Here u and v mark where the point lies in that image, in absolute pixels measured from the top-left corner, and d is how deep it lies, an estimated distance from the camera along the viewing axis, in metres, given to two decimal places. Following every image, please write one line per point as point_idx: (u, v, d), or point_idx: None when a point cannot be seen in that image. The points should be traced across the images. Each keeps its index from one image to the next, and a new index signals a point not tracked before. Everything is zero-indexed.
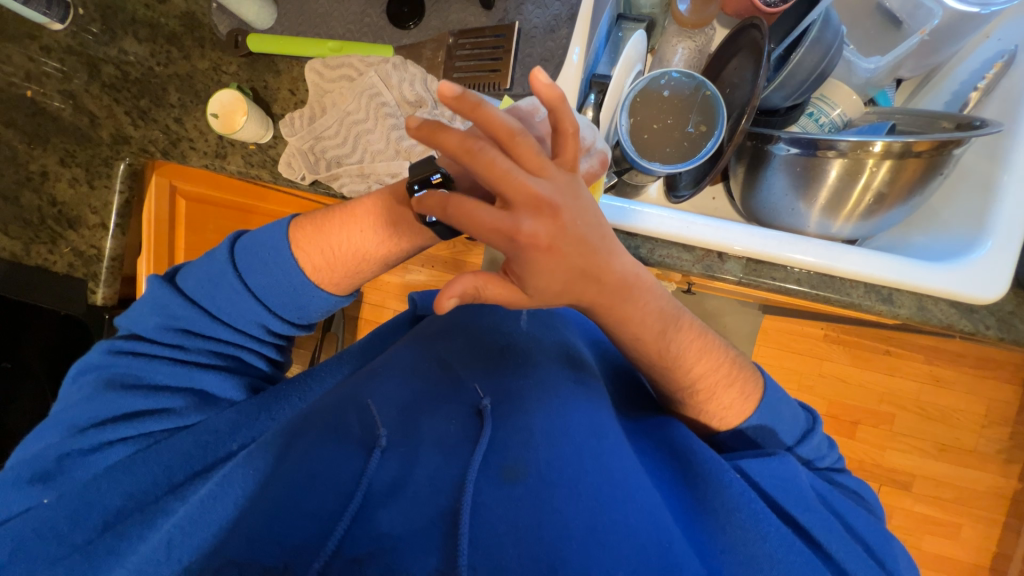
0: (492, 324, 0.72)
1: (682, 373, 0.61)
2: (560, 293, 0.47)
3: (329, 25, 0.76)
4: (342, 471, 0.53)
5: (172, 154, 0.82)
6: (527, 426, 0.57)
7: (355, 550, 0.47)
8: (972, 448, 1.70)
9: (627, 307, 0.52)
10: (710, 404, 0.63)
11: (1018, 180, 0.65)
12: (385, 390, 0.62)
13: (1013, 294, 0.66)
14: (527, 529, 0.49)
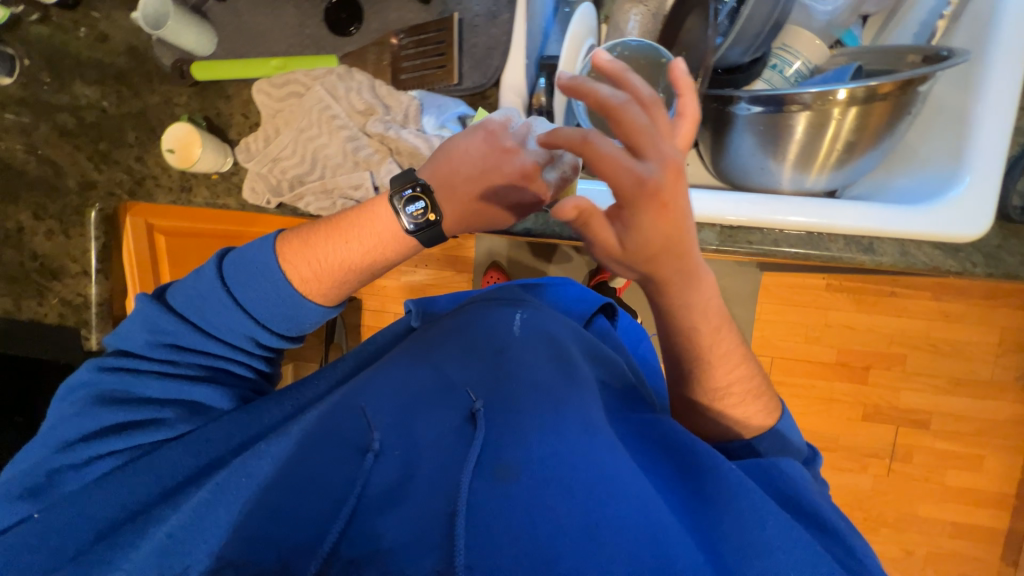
0: (479, 327, 0.72)
1: (720, 372, 0.60)
2: (638, 257, 0.47)
3: (271, 41, 0.75)
4: (338, 484, 0.54)
5: (138, 195, 0.82)
6: (522, 425, 0.57)
7: (351, 551, 0.47)
8: (987, 380, 1.68)
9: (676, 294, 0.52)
10: (736, 411, 0.63)
11: (994, 110, 0.61)
12: (380, 394, 0.62)
13: (998, 227, 0.63)
14: (519, 522, 0.49)
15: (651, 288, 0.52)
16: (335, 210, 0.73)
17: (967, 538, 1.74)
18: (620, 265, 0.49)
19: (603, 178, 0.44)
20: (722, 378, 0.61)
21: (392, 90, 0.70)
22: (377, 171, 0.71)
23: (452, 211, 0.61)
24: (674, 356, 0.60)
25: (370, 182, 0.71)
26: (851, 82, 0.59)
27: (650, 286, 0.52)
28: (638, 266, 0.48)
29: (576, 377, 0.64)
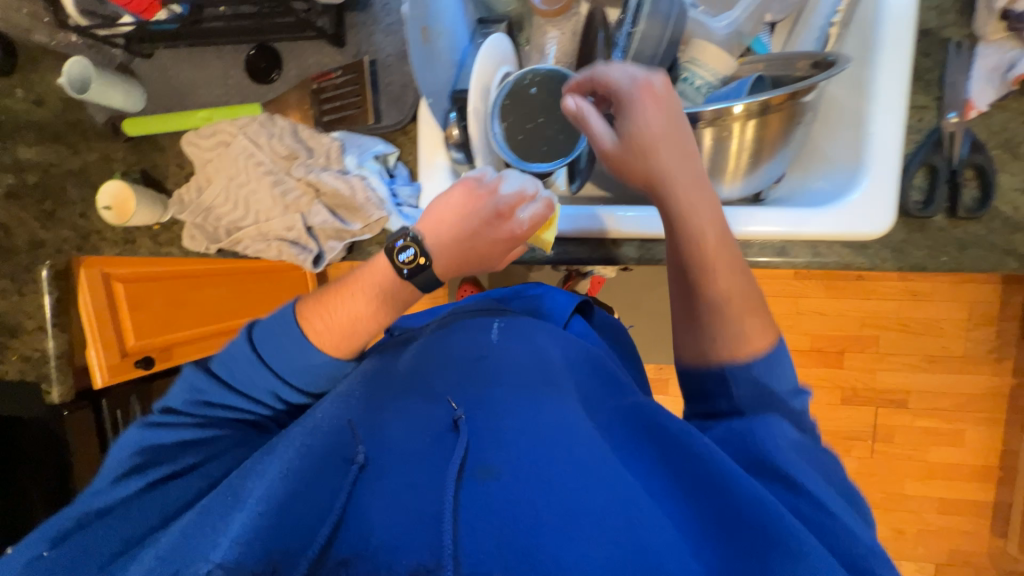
0: (461, 334, 0.65)
1: (699, 202, 0.57)
2: (634, 145, 0.57)
3: (198, 94, 0.77)
4: (319, 497, 0.46)
5: (84, 249, 0.84)
6: (508, 428, 0.51)
7: (345, 551, 0.42)
8: (960, 354, 1.68)
9: (664, 138, 0.56)
10: (735, 350, 0.56)
11: (886, 110, 0.63)
12: (364, 401, 0.55)
13: (901, 222, 0.65)
14: (514, 525, 0.43)
15: (659, 190, 0.58)
16: (271, 251, 0.75)
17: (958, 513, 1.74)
18: (616, 149, 0.58)
19: (608, 77, 0.57)
20: (712, 235, 0.57)
21: (314, 133, 0.72)
22: (307, 213, 0.73)
23: (444, 252, 0.61)
24: (681, 274, 0.59)
25: (301, 224, 0.73)
26: (746, 98, 0.60)
27: (650, 149, 0.57)
28: (636, 153, 0.57)
29: (561, 375, 0.58)
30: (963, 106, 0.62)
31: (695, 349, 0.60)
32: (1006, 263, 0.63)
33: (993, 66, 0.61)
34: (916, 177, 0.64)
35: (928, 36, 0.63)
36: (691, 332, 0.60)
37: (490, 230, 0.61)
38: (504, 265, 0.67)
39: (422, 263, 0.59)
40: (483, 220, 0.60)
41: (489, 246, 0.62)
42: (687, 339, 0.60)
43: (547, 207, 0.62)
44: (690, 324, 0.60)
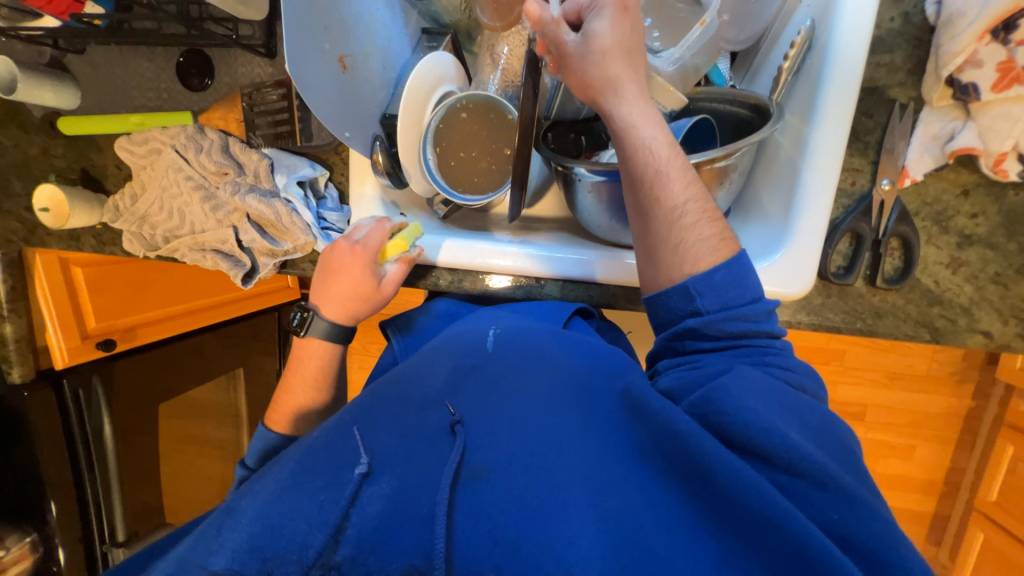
0: (459, 337, 0.64)
1: (658, 141, 0.54)
2: (583, 51, 0.55)
3: (131, 97, 0.75)
4: (322, 502, 0.46)
5: (32, 243, 0.86)
6: (505, 435, 0.50)
7: (341, 553, 0.44)
8: (923, 373, 1.63)
9: (613, 65, 0.55)
10: (685, 242, 0.53)
11: (818, 170, 0.61)
12: (368, 411, 0.54)
13: (820, 285, 0.65)
14: (510, 522, 0.44)
15: (609, 106, 0.55)
16: (207, 262, 0.75)
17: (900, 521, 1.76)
18: (573, 74, 0.57)
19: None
20: (666, 154, 0.54)
21: (245, 148, 0.71)
22: (241, 227, 0.73)
23: (322, 299, 0.68)
24: (632, 187, 0.55)
25: (235, 238, 0.73)
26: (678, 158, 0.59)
27: (605, 84, 0.55)
28: (586, 63, 0.55)
29: (553, 377, 0.56)
30: (897, 174, 0.59)
31: (644, 213, 0.55)
32: (920, 333, 0.63)
33: (934, 134, 0.58)
34: (840, 242, 0.63)
35: (875, 93, 0.60)
36: (640, 215, 0.55)
37: (336, 254, 0.67)
38: (388, 290, 0.68)
39: (309, 315, 0.69)
40: (333, 252, 0.67)
41: (348, 268, 0.66)
42: (639, 227, 0.56)
43: (383, 222, 0.68)
44: (638, 207, 0.55)
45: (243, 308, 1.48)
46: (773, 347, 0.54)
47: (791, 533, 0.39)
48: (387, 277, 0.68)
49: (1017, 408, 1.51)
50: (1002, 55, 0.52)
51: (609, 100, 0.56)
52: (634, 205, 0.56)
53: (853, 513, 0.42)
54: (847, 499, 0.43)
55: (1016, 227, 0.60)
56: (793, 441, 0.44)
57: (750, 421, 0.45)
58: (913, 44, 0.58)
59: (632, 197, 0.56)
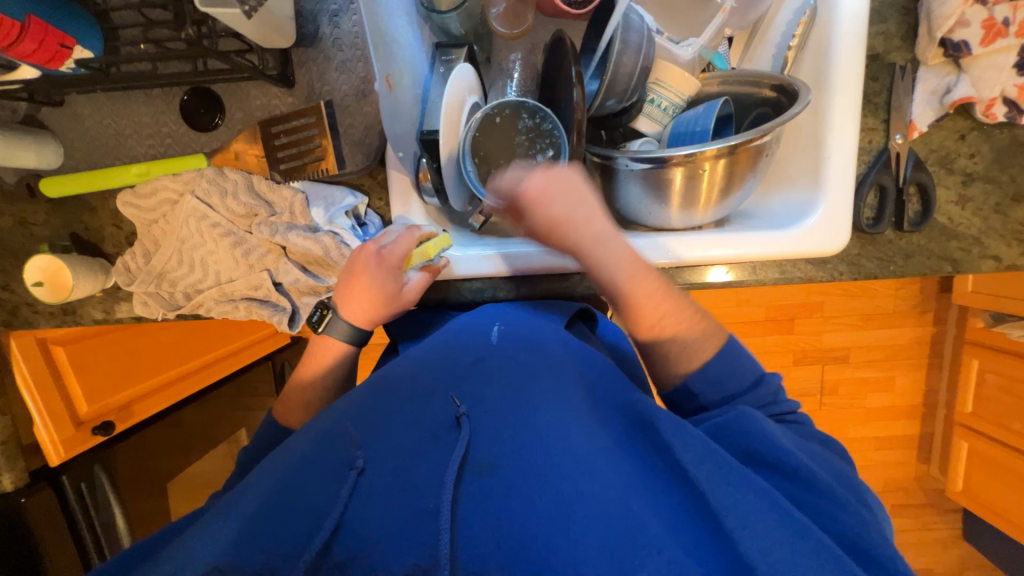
0: (461, 334, 0.60)
1: (634, 266, 0.57)
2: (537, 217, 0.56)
3: (127, 146, 0.69)
4: (318, 499, 0.44)
5: (15, 325, 0.75)
6: (519, 432, 0.47)
7: (343, 552, 0.41)
8: (891, 311, 1.79)
9: (583, 219, 0.56)
10: (670, 345, 0.58)
11: (839, 135, 0.66)
12: (373, 408, 0.50)
13: (855, 238, 0.70)
14: (515, 520, 0.42)
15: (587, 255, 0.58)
16: (240, 313, 0.69)
17: (892, 447, 1.91)
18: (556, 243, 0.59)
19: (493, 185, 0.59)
20: (642, 280, 0.57)
21: (272, 185, 0.67)
22: (276, 269, 0.68)
23: (341, 297, 0.63)
24: (621, 313, 0.60)
25: (272, 281, 0.68)
26: (716, 141, 0.61)
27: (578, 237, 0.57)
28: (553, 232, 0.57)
29: (564, 367, 0.54)
30: (907, 128, 0.66)
31: (640, 336, 0.60)
32: (943, 267, 0.71)
33: (932, 89, 0.66)
34: (867, 196, 0.69)
35: (876, 60, 0.67)
36: (638, 336, 0.60)
37: (363, 257, 0.62)
38: (409, 302, 0.64)
39: (329, 313, 0.65)
40: (357, 253, 0.62)
41: (370, 272, 0.62)
42: (639, 342, 0.61)
43: (412, 229, 0.64)
44: (634, 330, 0.60)
45: (238, 361, 1.32)
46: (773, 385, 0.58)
47: (786, 526, 0.41)
48: (409, 285, 0.64)
49: (975, 326, 1.66)
50: (983, 14, 0.61)
51: (580, 247, 0.57)
52: (631, 327, 0.61)
53: (830, 516, 0.45)
54: (829, 500, 0.45)
55: (1007, 160, 0.68)
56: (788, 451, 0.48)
57: (752, 433, 0.49)
58: (902, 13, 0.66)
59: (627, 321, 0.60)
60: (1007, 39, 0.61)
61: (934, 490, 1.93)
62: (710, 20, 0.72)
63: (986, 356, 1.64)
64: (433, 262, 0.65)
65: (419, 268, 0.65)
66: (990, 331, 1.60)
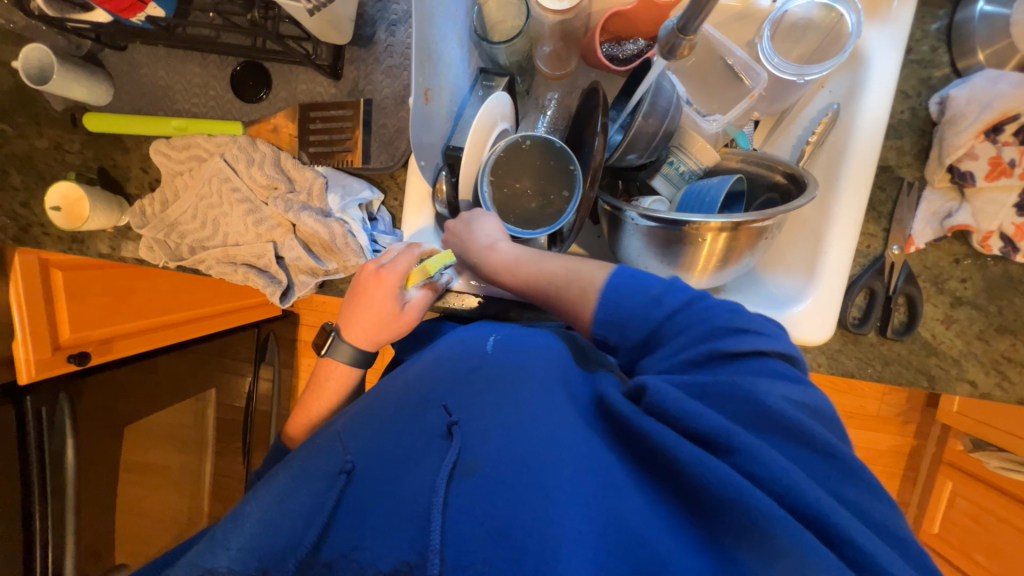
0: (455, 347, 0.59)
1: (540, 261, 0.63)
2: (461, 248, 0.67)
3: (173, 100, 0.73)
4: (308, 506, 0.43)
5: (23, 241, 0.78)
6: (502, 432, 0.44)
7: (332, 552, 0.40)
8: (874, 414, 1.72)
9: (483, 230, 0.66)
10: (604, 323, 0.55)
11: (839, 232, 0.68)
12: (362, 423, 0.50)
13: (839, 334, 0.72)
14: (502, 518, 0.38)
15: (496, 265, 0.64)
16: (236, 277, 0.71)
17: None
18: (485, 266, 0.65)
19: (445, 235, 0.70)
20: (550, 270, 0.61)
21: (297, 164, 0.70)
22: (281, 243, 0.70)
23: (346, 320, 0.66)
24: (554, 296, 0.60)
25: (274, 254, 0.70)
26: (721, 215, 0.63)
27: (486, 248, 0.64)
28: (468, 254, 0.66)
29: (550, 373, 0.53)
30: (905, 241, 0.69)
31: (575, 322, 0.59)
32: (920, 380, 0.72)
33: (935, 210, 0.69)
34: (857, 297, 0.71)
35: (887, 171, 0.71)
36: (573, 320, 0.59)
37: (362, 280, 0.65)
38: (410, 319, 0.66)
39: (337, 336, 0.68)
40: (359, 275, 0.65)
41: (371, 292, 0.64)
42: (577, 324, 0.58)
43: (413, 247, 0.65)
44: (568, 315, 0.59)
45: (227, 322, 1.33)
46: (687, 314, 0.49)
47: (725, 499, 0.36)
48: (409, 303, 0.66)
49: (954, 447, 1.60)
50: (992, 151, 0.64)
51: (482, 259, 0.65)
52: (568, 314, 0.59)
53: (778, 489, 0.37)
54: (770, 467, 0.38)
55: (996, 292, 0.70)
56: (697, 415, 0.41)
57: (678, 403, 0.42)
58: (918, 134, 0.70)
59: (564, 310, 0.59)
60: (1010, 179, 0.64)
61: None
62: (737, 102, 0.75)
63: (961, 479, 1.58)
64: (432, 280, 0.67)
65: (419, 286, 0.67)
66: (968, 456, 1.55)
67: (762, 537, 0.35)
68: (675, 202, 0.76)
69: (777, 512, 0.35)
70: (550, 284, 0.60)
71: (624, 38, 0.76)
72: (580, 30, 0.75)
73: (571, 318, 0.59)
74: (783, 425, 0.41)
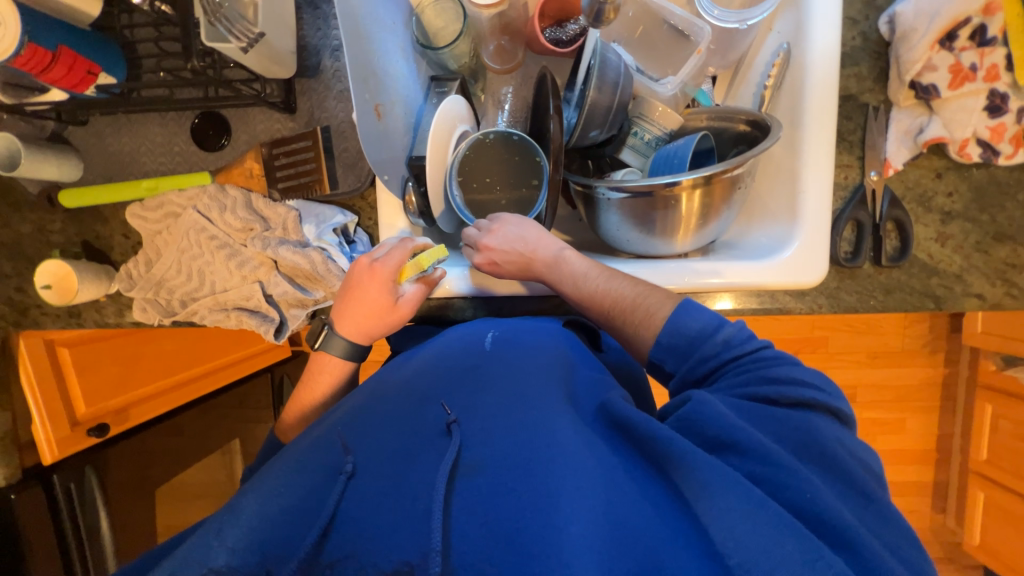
0: (450, 341, 0.56)
1: (613, 281, 0.61)
2: (517, 261, 0.63)
3: (141, 163, 0.75)
4: (306, 501, 0.42)
5: (23, 325, 0.80)
6: (504, 435, 0.44)
7: (335, 552, 0.40)
8: (899, 350, 1.64)
9: (541, 249, 0.63)
10: (646, 335, 0.57)
11: (814, 171, 0.67)
12: (364, 417, 0.48)
13: (834, 271, 0.70)
14: (505, 519, 0.39)
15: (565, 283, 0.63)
16: (229, 321, 0.72)
17: (906, 496, 1.73)
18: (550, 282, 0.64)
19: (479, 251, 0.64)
20: (622, 291, 0.60)
21: (269, 203, 0.71)
22: (267, 281, 0.71)
23: (339, 316, 0.64)
24: (613, 318, 0.60)
25: (262, 293, 0.70)
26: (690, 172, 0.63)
27: (553, 264, 0.63)
28: (523, 270, 0.64)
29: (549, 367, 0.52)
30: (882, 165, 0.68)
31: (637, 347, 0.59)
32: (925, 304, 0.70)
33: (906, 129, 0.68)
34: (844, 230, 0.70)
35: (850, 100, 0.70)
36: (636, 344, 0.59)
37: (356, 274, 0.62)
38: (405, 313, 0.64)
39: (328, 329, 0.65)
40: (352, 270, 0.63)
41: (364, 286, 0.62)
42: (640, 349, 0.59)
43: (406, 241, 0.64)
44: (629, 338, 0.59)
45: (239, 371, 1.35)
46: (758, 353, 0.52)
47: (749, 507, 0.37)
48: (404, 297, 0.63)
49: (986, 368, 1.54)
50: (951, 59, 0.64)
51: (545, 273, 0.64)
52: (631, 338, 0.59)
53: (784, 487, 0.40)
54: (790, 474, 0.40)
55: (986, 201, 0.69)
56: (739, 428, 0.43)
57: (738, 429, 0.43)
58: (874, 57, 0.69)
59: (629, 333, 0.59)
60: (974, 83, 0.64)
61: (954, 544, 1.73)
62: (686, 59, 0.74)
63: (1001, 400, 1.51)
64: (427, 273, 0.65)
65: (413, 280, 0.65)
66: (1002, 375, 1.49)
67: (775, 541, 0.35)
68: (646, 170, 0.76)
69: (789, 522, 0.36)
70: (617, 306, 0.59)
71: (566, 20, 0.77)
72: (519, 21, 0.76)
73: (635, 343, 0.59)
74: (813, 448, 0.43)
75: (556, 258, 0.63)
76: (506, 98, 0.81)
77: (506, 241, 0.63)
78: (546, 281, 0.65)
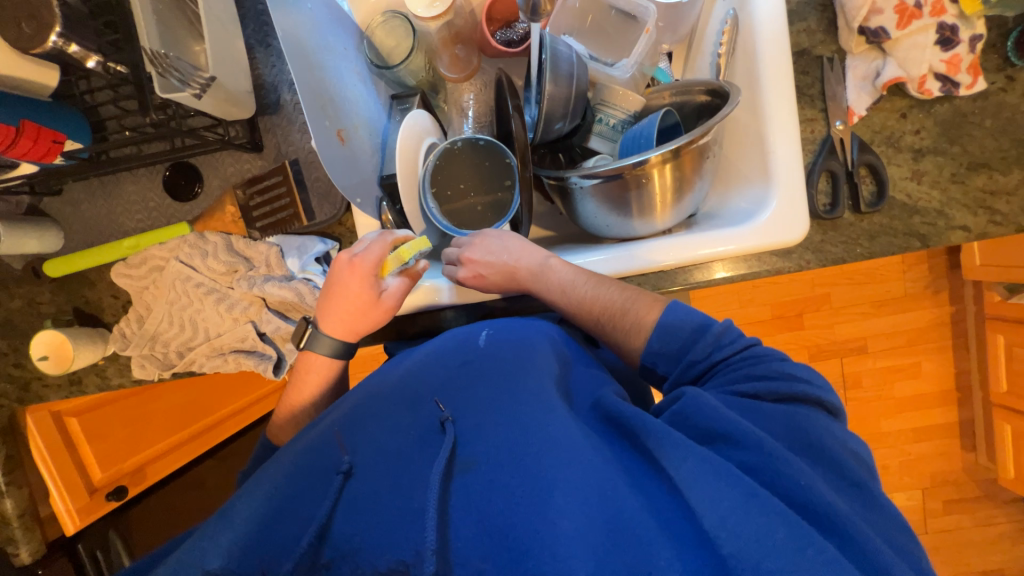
0: (443, 341, 0.57)
1: (597, 284, 0.62)
2: (501, 270, 0.64)
3: (120, 223, 0.75)
4: (302, 503, 0.43)
5: (26, 400, 0.80)
6: (498, 430, 0.44)
7: (332, 553, 0.40)
8: (902, 294, 1.63)
9: (523, 260, 0.65)
10: (636, 338, 0.59)
11: (780, 131, 0.67)
12: (362, 418, 0.49)
13: (816, 225, 0.70)
14: (499, 511, 0.39)
15: (548, 289, 0.64)
16: (228, 365, 0.72)
17: (934, 440, 1.71)
18: (534, 289, 0.65)
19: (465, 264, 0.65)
20: (606, 294, 0.61)
21: (249, 243, 0.71)
22: (259, 320, 0.72)
23: (323, 312, 0.64)
24: (598, 322, 0.61)
25: (255, 332, 0.71)
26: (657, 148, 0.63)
27: (537, 271, 0.64)
28: (507, 279, 0.65)
29: (542, 363, 0.52)
30: (845, 114, 0.69)
31: (625, 348, 0.60)
32: (912, 243, 0.69)
33: (862, 76, 0.69)
34: (819, 183, 0.70)
35: (803, 55, 0.71)
36: (623, 344, 0.60)
37: (337, 269, 0.62)
38: (388, 307, 0.63)
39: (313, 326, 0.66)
40: (334, 265, 0.63)
41: (347, 282, 0.61)
42: (628, 349, 0.60)
43: (385, 234, 0.63)
44: (615, 339, 0.61)
45: (249, 416, 1.31)
46: (747, 352, 0.52)
47: (737, 494, 0.37)
48: (387, 291, 0.63)
49: (991, 300, 1.53)
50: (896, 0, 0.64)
51: (529, 282, 0.65)
52: (619, 339, 0.60)
53: (776, 475, 0.39)
54: (781, 461, 0.40)
55: (953, 133, 0.69)
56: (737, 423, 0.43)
57: (730, 422, 0.43)
58: (820, 10, 0.70)
59: (615, 334, 0.60)
60: (921, 20, 0.64)
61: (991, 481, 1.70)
62: (637, 40, 0.75)
63: (1011, 329, 1.49)
64: (409, 266, 0.65)
65: (397, 273, 0.65)
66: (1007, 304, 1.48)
67: (766, 528, 0.35)
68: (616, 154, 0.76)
69: (779, 507, 0.36)
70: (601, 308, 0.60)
71: (513, 21, 0.78)
72: (468, 28, 0.77)
73: (623, 343, 0.60)
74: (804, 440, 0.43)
75: (538, 267, 0.65)
76: (468, 102, 0.81)
77: (490, 252, 0.64)
78: (529, 288, 0.65)
